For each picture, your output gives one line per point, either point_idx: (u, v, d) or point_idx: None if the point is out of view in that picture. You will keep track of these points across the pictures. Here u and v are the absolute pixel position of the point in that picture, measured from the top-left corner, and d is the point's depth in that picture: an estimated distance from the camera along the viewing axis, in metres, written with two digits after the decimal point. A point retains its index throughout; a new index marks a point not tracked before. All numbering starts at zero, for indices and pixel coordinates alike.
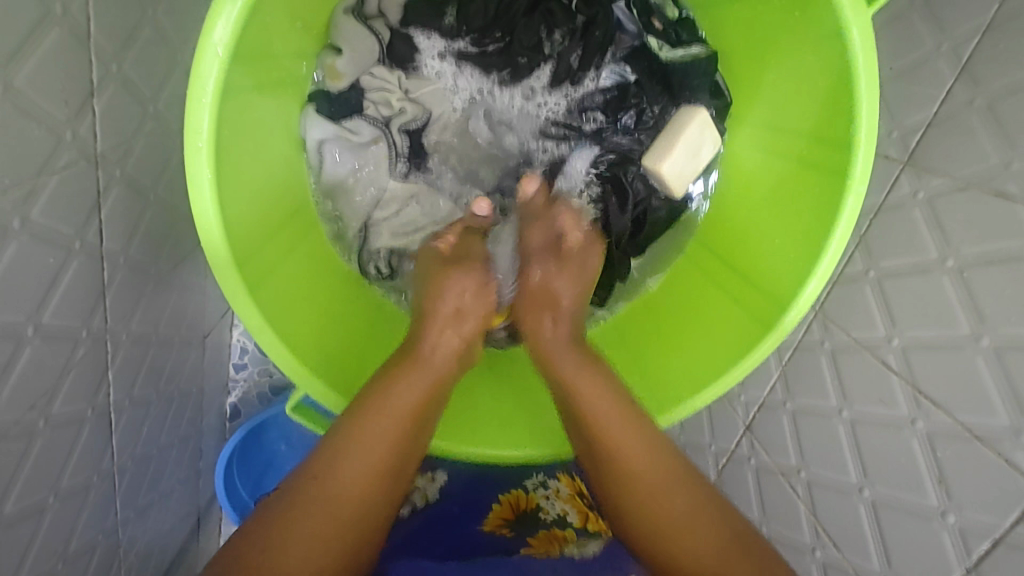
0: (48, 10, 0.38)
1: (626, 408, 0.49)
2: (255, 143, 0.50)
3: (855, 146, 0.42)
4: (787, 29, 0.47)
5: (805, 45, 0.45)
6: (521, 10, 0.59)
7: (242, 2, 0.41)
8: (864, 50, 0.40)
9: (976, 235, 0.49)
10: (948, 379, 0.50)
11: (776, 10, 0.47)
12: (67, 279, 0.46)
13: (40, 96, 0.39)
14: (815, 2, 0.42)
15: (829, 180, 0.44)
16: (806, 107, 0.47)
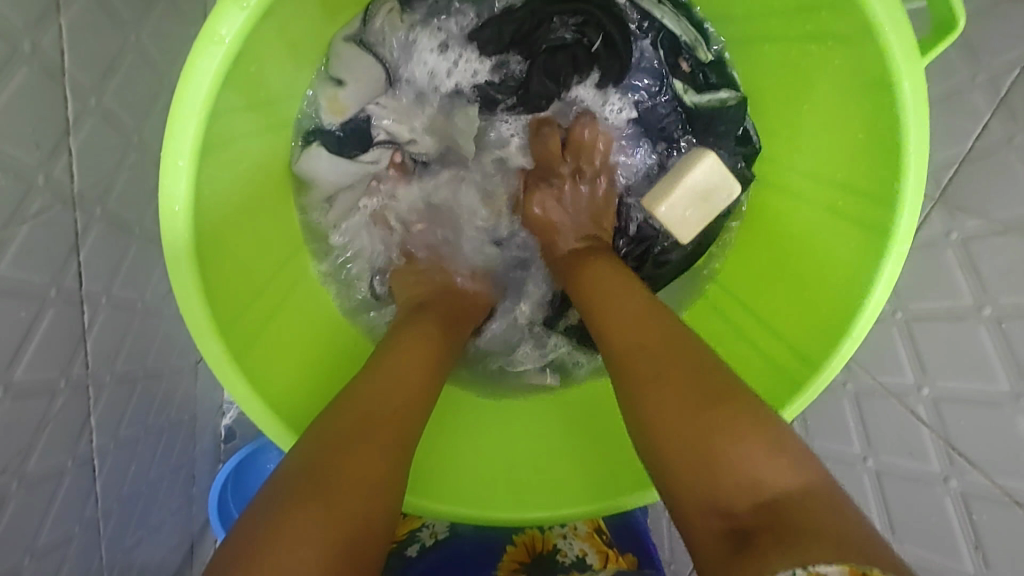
0: (15, 47, 0.35)
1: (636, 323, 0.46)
2: (242, 199, 0.47)
3: (899, 201, 0.39)
4: (824, 74, 0.44)
5: (845, 90, 0.42)
6: (542, 45, 0.56)
7: (227, 46, 0.38)
8: (915, 102, 0.37)
9: (1015, 284, 0.46)
10: (986, 438, 0.47)
11: (812, 54, 0.44)
12: (43, 329, 0.43)
13: (7, 140, 0.36)
14: (860, 48, 0.39)
15: (865, 235, 0.41)
16: (842, 154, 0.44)
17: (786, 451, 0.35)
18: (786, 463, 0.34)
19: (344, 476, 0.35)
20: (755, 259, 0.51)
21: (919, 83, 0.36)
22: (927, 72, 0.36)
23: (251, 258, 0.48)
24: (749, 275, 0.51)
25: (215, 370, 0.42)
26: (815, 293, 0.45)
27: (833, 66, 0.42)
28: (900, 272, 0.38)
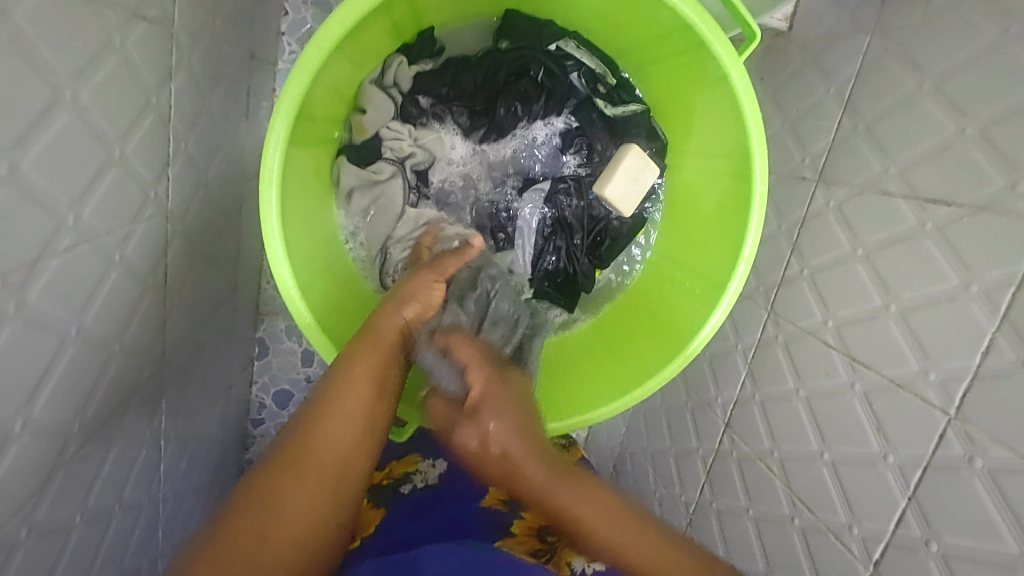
0: (149, 101, 0.51)
1: (596, 518, 0.54)
2: (304, 189, 0.61)
3: (753, 157, 0.54)
4: (690, 81, 0.59)
5: (706, 90, 0.57)
6: (503, 78, 0.70)
7: (305, 78, 0.51)
8: (745, 87, 0.52)
9: (874, 226, 0.61)
10: (870, 343, 0.59)
11: (680, 67, 0.59)
12: (144, 308, 0.56)
13: (138, 161, 0.51)
14: (702, 57, 0.54)
15: (741, 185, 0.56)
16: (717, 135, 0.59)
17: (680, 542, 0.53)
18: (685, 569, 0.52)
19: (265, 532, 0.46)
20: (677, 217, 0.68)
21: (742, 73, 0.51)
22: (747, 64, 0.51)
23: (309, 234, 0.61)
24: (682, 239, 0.67)
25: (287, 308, 0.54)
26: (716, 239, 0.60)
27: (691, 68, 0.57)
28: (767, 204, 0.53)
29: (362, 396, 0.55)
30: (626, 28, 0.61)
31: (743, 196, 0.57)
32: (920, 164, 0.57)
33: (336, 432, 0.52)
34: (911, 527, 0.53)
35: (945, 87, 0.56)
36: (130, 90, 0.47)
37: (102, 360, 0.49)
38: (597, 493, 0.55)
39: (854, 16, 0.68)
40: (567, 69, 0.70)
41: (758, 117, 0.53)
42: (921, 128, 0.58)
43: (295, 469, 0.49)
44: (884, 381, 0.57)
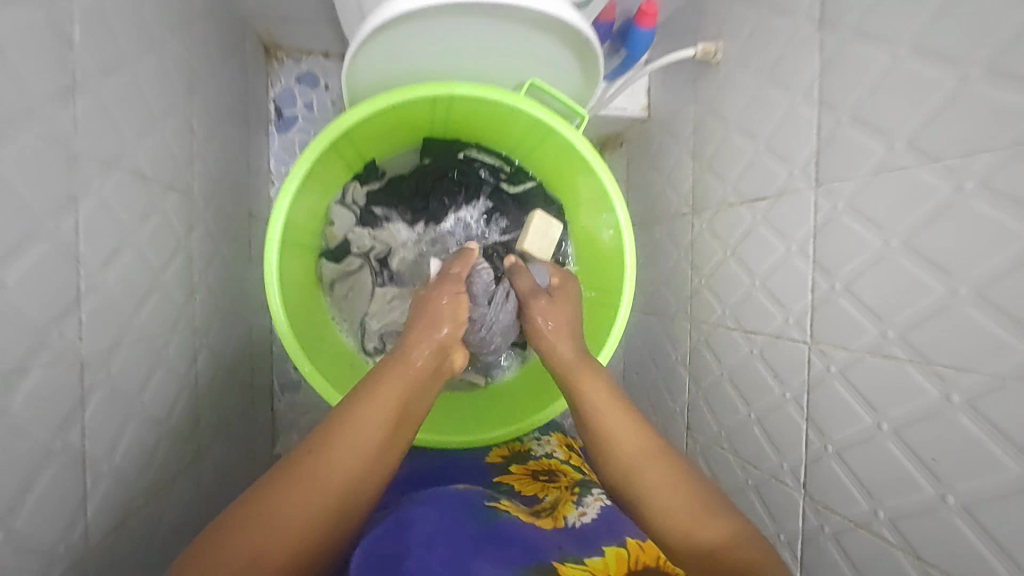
0: (183, 244, 0.71)
1: (619, 432, 0.62)
2: (299, 281, 0.77)
3: (614, 198, 0.74)
4: (557, 159, 0.81)
5: (569, 162, 0.79)
6: (430, 180, 0.91)
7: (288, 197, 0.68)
8: (592, 152, 0.72)
9: (729, 231, 0.81)
10: (750, 314, 0.76)
11: (547, 152, 0.81)
12: (185, 401, 0.71)
13: (178, 287, 0.69)
14: (557, 141, 0.75)
15: (613, 219, 0.76)
16: (588, 189, 0.80)
17: (704, 497, 0.57)
18: (685, 505, 0.56)
19: (277, 518, 0.49)
20: (586, 253, 0.87)
21: (588, 144, 0.72)
22: (589, 137, 0.72)
23: (307, 315, 0.76)
24: (591, 269, 0.85)
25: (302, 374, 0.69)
26: (611, 264, 0.80)
27: (555, 147, 0.76)
28: (633, 230, 0.73)
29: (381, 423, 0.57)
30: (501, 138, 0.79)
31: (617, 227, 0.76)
32: (740, 178, 0.78)
33: (359, 445, 0.55)
34: (814, 440, 0.64)
35: (740, 123, 0.78)
36: (172, 236, 0.67)
37: (158, 438, 0.63)
38: (629, 423, 0.63)
39: (682, 96, 0.93)
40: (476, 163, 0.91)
41: (609, 170, 0.73)
42: (732, 155, 0.80)
43: (309, 474, 0.52)
44: (770, 338, 0.72)
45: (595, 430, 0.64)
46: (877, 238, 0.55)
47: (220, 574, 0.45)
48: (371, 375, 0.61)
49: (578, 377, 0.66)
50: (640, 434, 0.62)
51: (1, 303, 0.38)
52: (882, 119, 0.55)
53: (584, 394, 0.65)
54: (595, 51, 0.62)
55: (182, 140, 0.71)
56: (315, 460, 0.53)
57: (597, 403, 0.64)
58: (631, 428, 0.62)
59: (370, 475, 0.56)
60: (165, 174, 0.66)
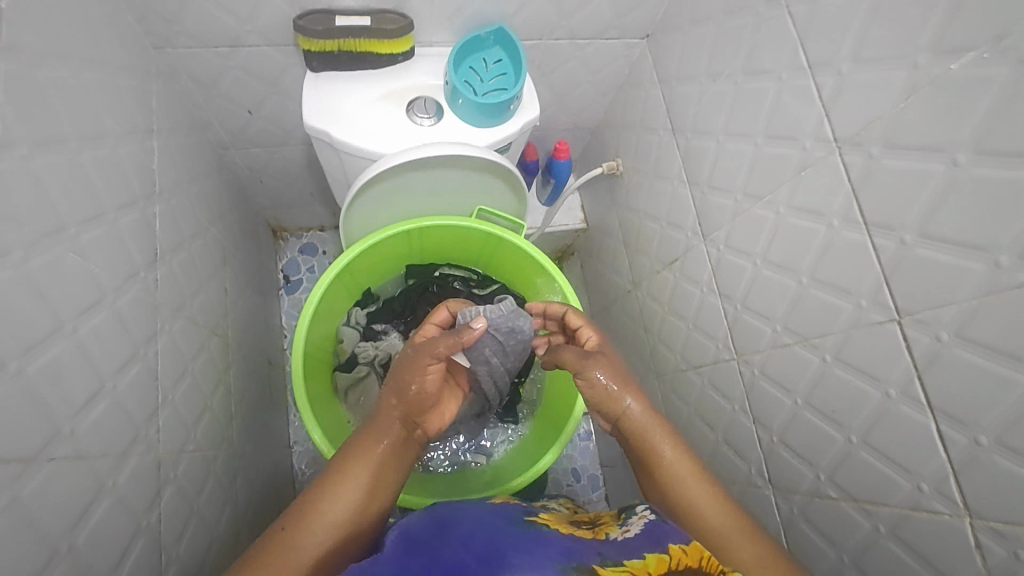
0: (222, 378, 0.87)
1: (693, 492, 0.64)
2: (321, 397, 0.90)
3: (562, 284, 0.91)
4: (510, 265, 0.98)
5: (521, 264, 0.96)
6: (413, 294, 1.01)
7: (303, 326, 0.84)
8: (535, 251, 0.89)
9: (661, 292, 0.99)
10: (692, 352, 0.91)
11: (501, 261, 0.98)
12: (227, 514, 0.80)
13: (219, 412, 0.83)
14: (507, 247, 0.93)
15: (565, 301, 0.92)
16: (541, 282, 0.96)
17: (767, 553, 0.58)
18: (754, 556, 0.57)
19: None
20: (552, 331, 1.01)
21: (531, 245, 0.89)
22: (530, 240, 0.90)
23: (331, 422, 0.88)
24: None
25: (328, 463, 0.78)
26: None
27: (507, 253, 0.95)
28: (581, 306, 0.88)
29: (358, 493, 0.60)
30: (467, 255, 0.99)
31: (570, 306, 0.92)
32: (658, 249, 0.98)
33: (332, 516, 0.57)
34: (762, 437, 0.76)
35: (646, 211, 1.01)
36: (215, 371, 0.84)
37: (208, 542, 0.72)
38: (705, 487, 0.64)
39: (605, 203, 1.18)
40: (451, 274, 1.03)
41: (554, 262, 0.90)
42: (648, 235, 1.01)
43: (286, 547, 0.53)
44: (711, 366, 0.86)
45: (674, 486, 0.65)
46: (748, 262, 0.74)
47: None
48: (353, 447, 0.63)
49: (659, 440, 0.68)
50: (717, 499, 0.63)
51: (116, 399, 0.54)
52: (725, 181, 0.77)
53: (663, 454, 0.67)
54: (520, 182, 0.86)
55: (220, 297, 0.90)
56: (292, 532, 0.55)
57: (678, 460, 0.66)
58: (702, 488, 0.64)
59: (346, 549, 0.57)
60: (210, 323, 0.84)
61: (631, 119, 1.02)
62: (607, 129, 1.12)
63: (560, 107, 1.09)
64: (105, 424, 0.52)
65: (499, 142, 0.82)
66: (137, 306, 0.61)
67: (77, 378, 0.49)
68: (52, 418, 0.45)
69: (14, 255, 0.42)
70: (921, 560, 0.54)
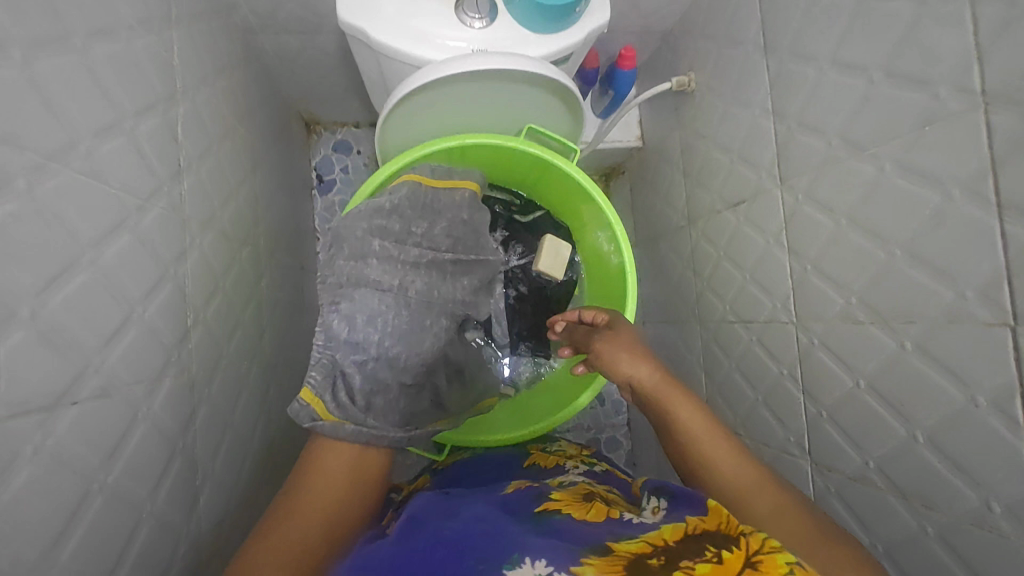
0: (253, 291, 0.85)
1: (714, 454, 0.64)
2: None
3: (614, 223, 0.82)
4: (556, 191, 0.89)
5: (570, 194, 0.87)
6: None
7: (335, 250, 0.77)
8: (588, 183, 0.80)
9: (721, 234, 0.90)
10: (749, 305, 0.84)
11: (547, 186, 0.89)
12: (260, 426, 0.83)
13: (252, 325, 0.83)
14: (552, 172, 0.84)
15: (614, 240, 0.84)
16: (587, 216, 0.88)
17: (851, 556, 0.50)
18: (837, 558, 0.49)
19: None
20: (585, 260, 0.96)
21: (585, 176, 0.80)
22: (586, 170, 0.80)
23: None
24: (603, 283, 0.92)
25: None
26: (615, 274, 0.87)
27: (556, 181, 0.86)
28: (634, 247, 0.80)
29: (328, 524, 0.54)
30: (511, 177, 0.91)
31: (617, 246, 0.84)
32: (725, 187, 0.88)
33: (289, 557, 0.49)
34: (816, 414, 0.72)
35: (715, 141, 0.90)
36: (245, 284, 0.82)
37: (241, 452, 0.75)
38: (731, 453, 0.64)
39: (670, 124, 1.06)
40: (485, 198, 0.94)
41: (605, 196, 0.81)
42: (716, 170, 0.90)
43: None
44: (764, 324, 0.80)
45: (695, 444, 0.66)
46: (830, 220, 0.65)
47: None
48: (306, 486, 0.56)
49: (679, 412, 0.68)
50: (735, 456, 0.63)
51: (142, 328, 0.53)
52: (819, 121, 0.66)
53: (681, 410, 0.68)
54: (579, 105, 0.76)
55: (250, 206, 0.87)
56: None
57: (696, 423, 0.67)
58: (727, 451, 0.64)
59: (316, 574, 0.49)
60: (240, 234, 0.81)
61: (714, 27, 0.87)
62: (682, 36, 0.97)
63: (631, 6, 0.94)
64: (133, 355, 0.51)
65: (558, 53, 0.71)
66: (161, 226, 0.58)
67: (104, 309, 0.47)
68: (77, 353, 0.43)
69: (20, 181, 0.38)
70: (967, 572, 0.51)
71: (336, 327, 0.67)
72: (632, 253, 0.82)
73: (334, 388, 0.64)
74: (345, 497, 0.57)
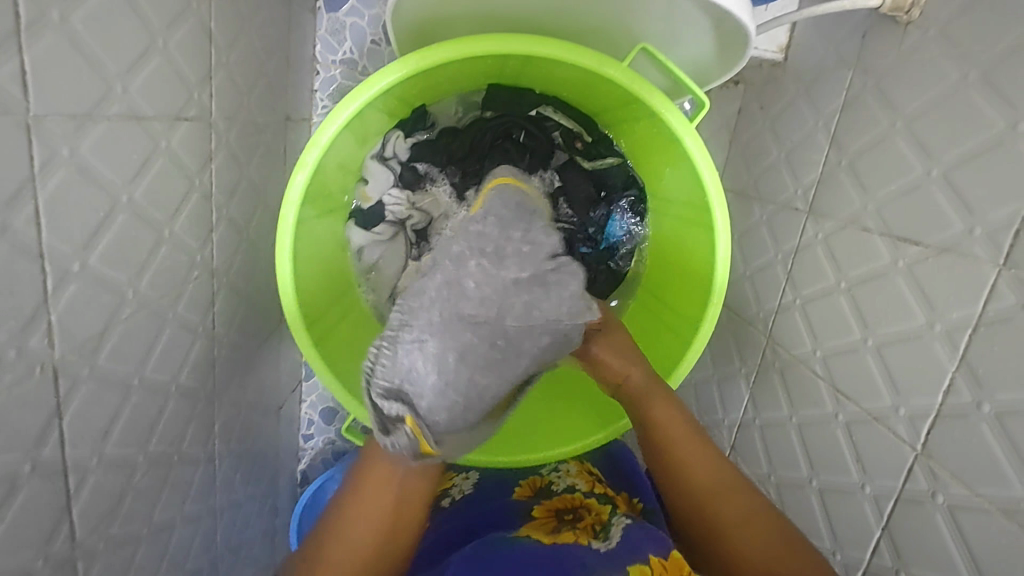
0: (192, 182, 0.61)
1: (687, 454, 0.60)
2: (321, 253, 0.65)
3: (712, 208, 0.55)
4: (642, 138, 0.62)
5: (657, 147, 0.60)
6: (488, 142, 0.72)
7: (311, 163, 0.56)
8: (691, 141, 0.53)
9: (853, 260, 0.63)
10: (853, 375, 0.61)
11: (632, 126, 0.62)
12: (195, 353, 0.66)
13: (186, 234, 0.61)
14: (636, 109, 0.56)
15: (704, 232, 0.58)
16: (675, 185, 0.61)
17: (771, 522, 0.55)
18: (765, 544, 0.54)
19: None
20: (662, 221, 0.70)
21: (692, 134, 0.53)
22: (699, 128, 0.53)
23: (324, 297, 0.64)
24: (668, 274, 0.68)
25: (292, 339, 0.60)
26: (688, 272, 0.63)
27: (642, 127, 0.59)
28: (728, 252, 0.55)
29: (383, 514, 0.55)
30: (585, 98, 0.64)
31: (705, 239, 0.59)
32: (892, 203, 0.59)
33: (349, 546, 0.54)
34: (885, 556, 0.55)
35: (916, 124, 0.57)
36: (175, 180, 0.58)
37: (160, 401, 0.60)
38: (701, 448, 0.60)
39: (843, 52, 0.70)
40: (546, 127, 0.73)
41: (709, 165, 0.54)
42: (892, 168, 0.60)
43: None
44: (866, 414, 0.59)
45: (663, 445, 0.61)
46: None
47: None
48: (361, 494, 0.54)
49: (649, 405, 0.61)
50: (709, 459, 0.59)
51: None
52: None
53: (651, 403, 0.61)
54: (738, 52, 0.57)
55: (193, 53, 0.57)
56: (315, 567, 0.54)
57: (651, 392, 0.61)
58: (698, 453, 0.60)
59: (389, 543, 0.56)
60: (167, 106, 0.54)
61: None
62: None
63: None
64: None
65: None
66: None
67: None
68: None
69: None
70: None
71: (384, 360, 0.44)
72: (729, 253, 0.57)
73: (393, 421, 0.43)
74: (395, 489, 0.54)
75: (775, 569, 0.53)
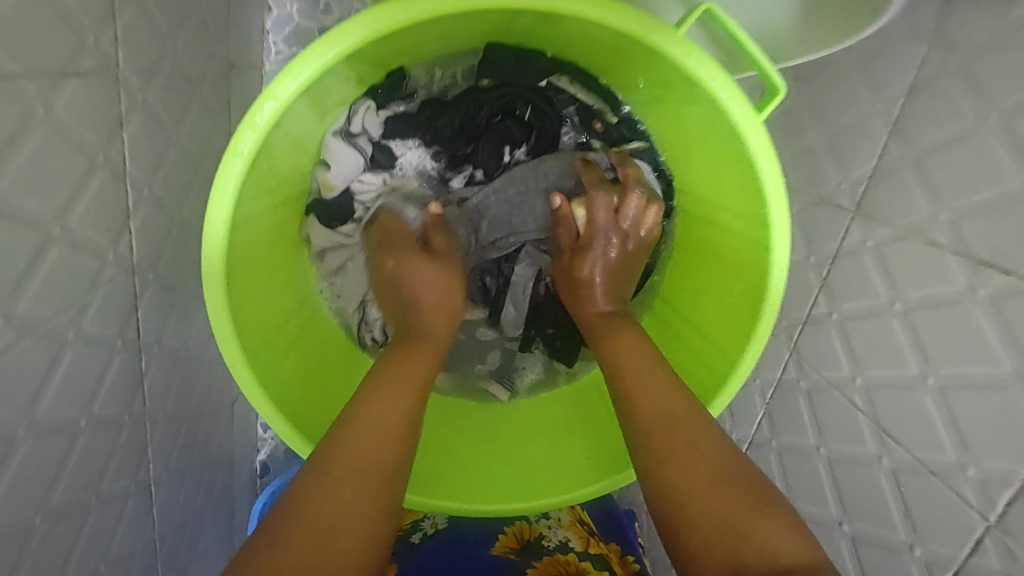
0: (93, 161, 0.47)
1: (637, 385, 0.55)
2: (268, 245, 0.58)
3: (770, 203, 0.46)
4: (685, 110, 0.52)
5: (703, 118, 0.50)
6: (483, 121, 0.66)
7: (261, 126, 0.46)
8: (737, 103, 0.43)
9: (916, 280, 0.54)
10: (904, 416, 0.53)
11: (671, 95, 0.52)
12: (113, 372, 0.53)
13: (89, 229, 0.47)
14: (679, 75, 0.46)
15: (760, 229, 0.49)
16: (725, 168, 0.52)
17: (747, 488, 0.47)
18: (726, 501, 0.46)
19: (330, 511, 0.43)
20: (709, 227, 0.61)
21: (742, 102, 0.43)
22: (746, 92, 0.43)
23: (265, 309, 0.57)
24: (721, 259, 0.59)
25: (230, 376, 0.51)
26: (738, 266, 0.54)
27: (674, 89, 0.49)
28: (787, 257, 0.46)
29: (403, 404, 0.50)
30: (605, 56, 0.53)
31: (757, 236, 0.50)
32: (977, 216, 0.50)
33: (381, 431, 0.48)
34: None
35: None
36: (65, 161, 0.43)
37: (65, 442, 0.47)
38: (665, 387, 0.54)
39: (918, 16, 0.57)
40: (557, 106, 0.65)
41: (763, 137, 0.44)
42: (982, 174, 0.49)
43: (328, 451, 0.46)
44: (920, 468, 0.52)
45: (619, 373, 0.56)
46: None
47: (344, 531, 0.43)
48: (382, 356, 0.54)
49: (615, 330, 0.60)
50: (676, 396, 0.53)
51: None
52: None
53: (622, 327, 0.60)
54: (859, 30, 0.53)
55: None
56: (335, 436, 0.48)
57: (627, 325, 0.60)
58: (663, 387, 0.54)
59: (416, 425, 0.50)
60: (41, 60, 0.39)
61: None
62: None
63: None
64: None
65: None
66: None
67: None
68: None
69: None
70: None
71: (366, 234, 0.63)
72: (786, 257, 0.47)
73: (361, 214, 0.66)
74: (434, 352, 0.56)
75: (726, 524, 0.45)
